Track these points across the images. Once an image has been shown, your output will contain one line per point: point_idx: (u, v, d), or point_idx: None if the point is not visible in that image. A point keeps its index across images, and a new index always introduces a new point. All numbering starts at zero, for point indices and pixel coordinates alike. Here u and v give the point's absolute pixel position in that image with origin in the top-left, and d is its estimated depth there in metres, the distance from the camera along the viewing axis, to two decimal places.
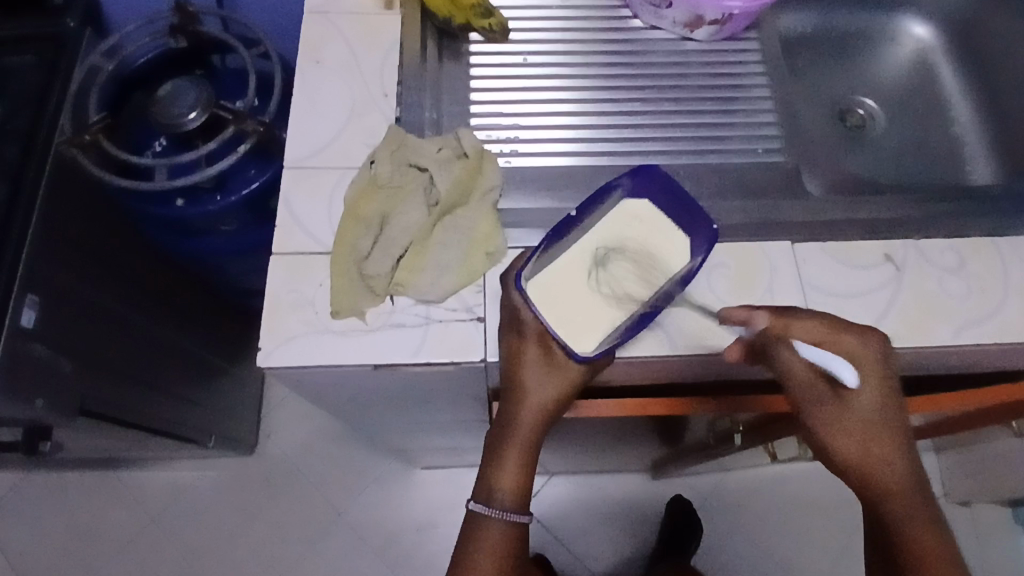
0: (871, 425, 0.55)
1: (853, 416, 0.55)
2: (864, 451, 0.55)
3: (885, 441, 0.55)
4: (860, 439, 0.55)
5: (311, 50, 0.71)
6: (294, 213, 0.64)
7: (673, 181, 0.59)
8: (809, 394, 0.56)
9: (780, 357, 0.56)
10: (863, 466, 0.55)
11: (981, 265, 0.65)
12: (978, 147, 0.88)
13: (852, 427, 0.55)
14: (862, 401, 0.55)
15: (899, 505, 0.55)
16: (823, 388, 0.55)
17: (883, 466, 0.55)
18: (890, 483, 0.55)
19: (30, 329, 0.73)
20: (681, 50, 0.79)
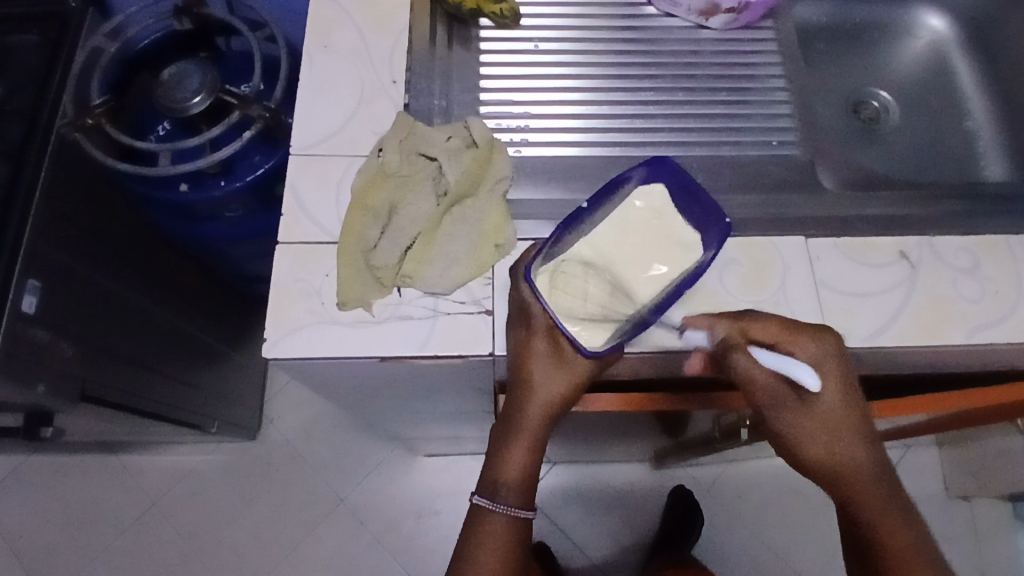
0: (836, 426, 0.55)
1: (817, 418, 0.55)
2: (831, 454, 0.55)
3: (851, 444, 0.55)
4: (825, 441, 0.55)
5: (319, 34, 0.69)
6: (301, 202, 0.63)
7: (688, 175, 0.58)
8: (770, 400, 0.55)
9: (736, 364, 0.55)
10: (830, 464, 0.55)
11: (996, 266, 0.64)
12: (993, 143, 0.86)
13: (816, 430, 0.55)
14: (826, 402, 0.55)
15: (868, 504, 0.54)
16: (783, 394, 0.55)
17: (848, 465, 0.55)
18: (862, 487, 0.54)
19: (31, 315, 0.72)
20: (696, 38, 0.78)
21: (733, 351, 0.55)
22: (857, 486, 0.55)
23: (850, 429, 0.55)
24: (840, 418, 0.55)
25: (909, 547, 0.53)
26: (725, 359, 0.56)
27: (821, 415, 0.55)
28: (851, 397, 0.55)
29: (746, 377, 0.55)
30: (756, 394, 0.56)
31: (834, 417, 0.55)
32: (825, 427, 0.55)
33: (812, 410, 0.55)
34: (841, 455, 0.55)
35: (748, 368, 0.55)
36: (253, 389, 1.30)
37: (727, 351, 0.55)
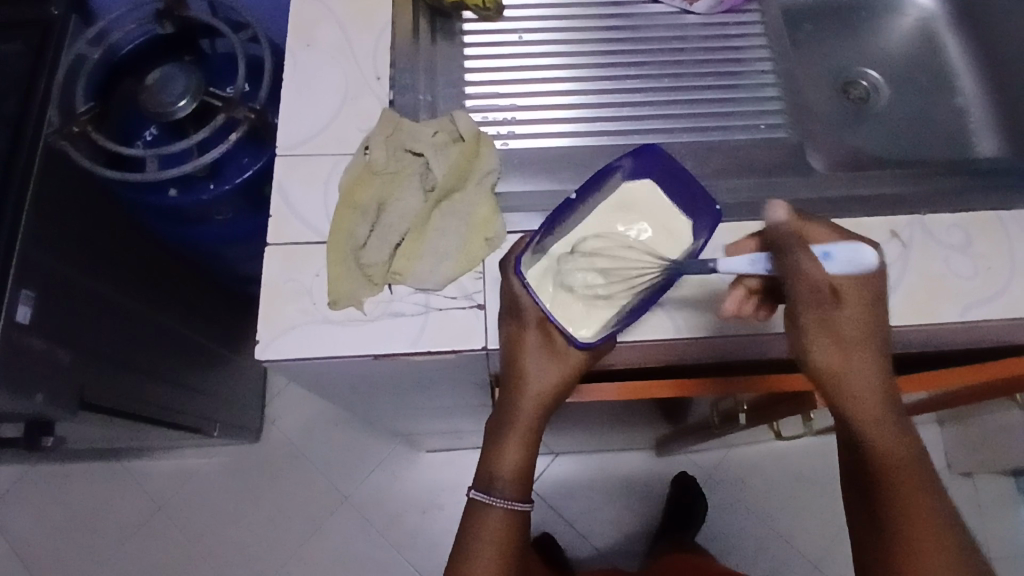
0: (857, 342, 0.53)
1: (839, 330, 0.53)
2: (847, 374, 0.53)
3: (866, 357, 0.53)
4: (842, 355, 0.53)
5: (301, 32, 0.69)
6: (289, 202, 0.62)
7: (676, 161, 0.58)
8: (808, 298, 0.54)
9: (796, 257, 0.54)
10: (840, 373, 0.53)
11: (988, 243, 0.64)
12: (983, 119, 0.86)
13: (835, 342, 0.53)
14: (850, 316, 0.54)
15: (874, 421, 0.53)
16: (819, 295, 0.54)
17: (860, 376, 0.53)
18: (869, 400, 0.53)
19: (27, 325, 0.72)
20: (680, 24, 0.77)
21: (796, 245, 0.54)
22: (870, 408, 0.53)
23: (869, 347, 0.53)
24: (862, 336, 0.53)
25: (913, 478, 0.52)
26: (783, 255, 0.54)
27: (843, 330, 0.53)
28: (877, 317, 0.54)
29: (799, 269, 0.54)
30: (796, 288, 0.54)
31: (856, 333, 0.54)
32: (842, 341, 0.53)
33: (834, 323, 0.54)
34: (854, 372, 0.53)
35: (805, 261, 0.53)
36: (254, 391, 1.30)
37: (790, 245, 0.54)
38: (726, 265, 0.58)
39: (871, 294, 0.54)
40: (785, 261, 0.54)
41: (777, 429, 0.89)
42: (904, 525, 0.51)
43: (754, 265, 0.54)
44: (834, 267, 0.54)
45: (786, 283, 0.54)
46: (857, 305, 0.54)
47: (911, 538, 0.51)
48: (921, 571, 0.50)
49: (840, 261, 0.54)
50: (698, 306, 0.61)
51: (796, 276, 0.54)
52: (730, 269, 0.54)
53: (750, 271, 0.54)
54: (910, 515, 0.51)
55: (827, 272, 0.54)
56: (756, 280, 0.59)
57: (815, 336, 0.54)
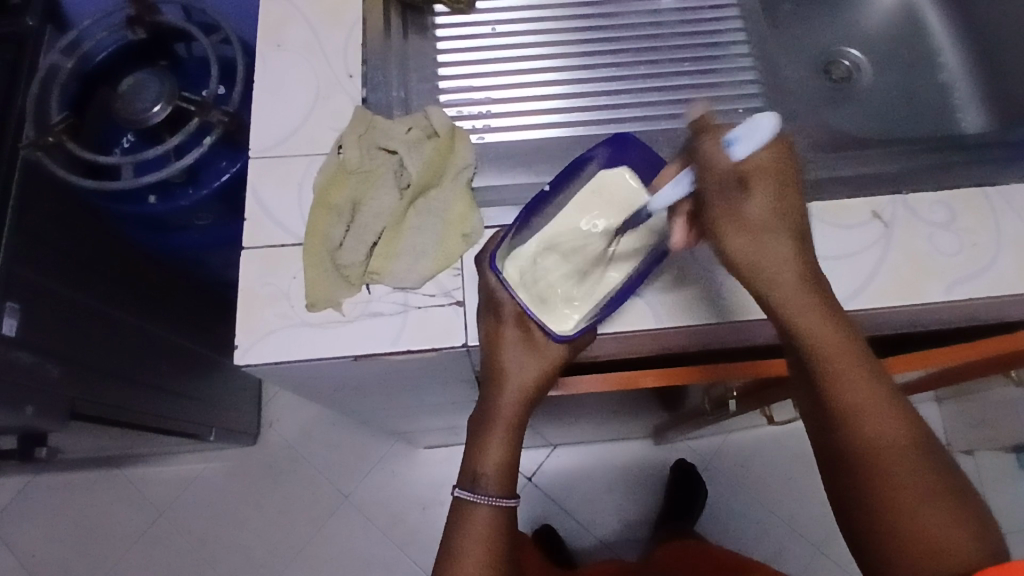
0: (769, 230, 0.52)
1: (749, 219, 0.52)
2: (761, 264, 0.52)
3: (778, 243, 0.52)
4: (756, 245, 0.52)
5: (270, 33, 0.68)
6: (263, 205, 0.62)
7: (652, 149, 0.60)
8: (716, 188, 0.52)
9: (702, 149, 0.52)
10: (754, 263, 0.52)
11: (974, 220, 0.63)
12: (967, 94, 0.85)
13: (746, 233, 0.52)
14: (759, 203, 0.52)
15: (798, 314, 0.51)
16: (727, 184, 0.52)
17: (776, 266, 0.52)
18: (788, 290, 0.51)
19: (14, 337, 0.72)
20: (656, 10, 0.76)
21: (704, 137, 0.52)
22: (791, 300, 0.51)
23: (781, 234, 0.52)
24: (774, 222, 0.52)
25: (849, 366, 0.50)
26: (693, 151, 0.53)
27: (755, 219, 0.52)
28: (786, 199, 0.52)
29: (705, 160, 0.51)
30: (704, 183, 0.52)
31: (767, 220, 0.52)
32: (754, 231, 0.52)
33: (744, 212, 0.52)
34: (772, 263, 0.52)
35: (710, 153, 0.51)
36: (249, 394, 1.30)
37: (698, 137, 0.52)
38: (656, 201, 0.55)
39: (777, 175, 0.52)
40: (695, 157, 0.52)
41: (770, 413, 0.88)
42: (859, 426, 0.49)
43: (677, 186, 0.54)
44: (739, 151, 0.50)
45: (698, 183, 0.52)
46: (766, 187, 0.52)
47: (867, 438, 0.49)
48: (882, 466, 0.48)
49: (743, 144, 0.50)
50: (679, 294, 0.60)
51: (703, 168, 0.52)
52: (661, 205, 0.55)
53: (677, 195, 0.54)
54: (861, 414, 0.49)
55: (733, 160, 0.51)
56: (691, 203, 0.55)
57: (728, 230, 0.52)
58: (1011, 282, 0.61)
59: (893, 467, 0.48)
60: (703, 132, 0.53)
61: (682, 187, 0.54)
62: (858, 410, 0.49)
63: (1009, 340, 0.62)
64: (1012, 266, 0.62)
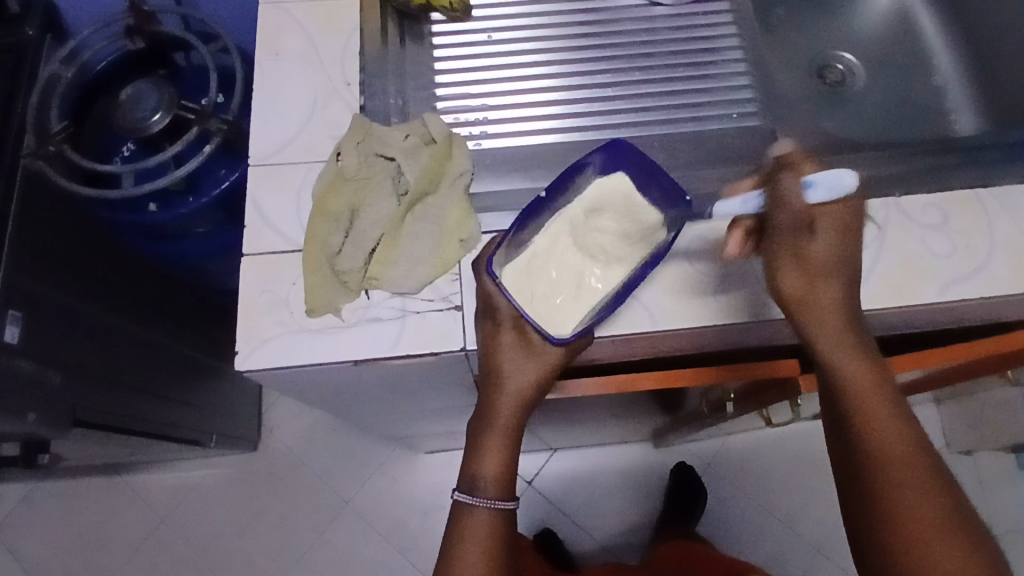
0: (826, 273, 0.55)
1: (810, 260, 0.55)
2: (807, 296, 0.55)
3: (827, 282, 0.55)
4: (810, 287, 0.55)
5: (268, 42, 0.69)
6: (262, 213, 0.62)
7: (648, 156, 0.59)
8: (784, 224, 0.55)
9: (780, 183, 0.55)
10: (800, 295, 0.55)
11: (967, 221, 0.64)
12: (961, 96, 0.86)
13: (803, 269, 0.55)
14: (822, 245, 0.55)
15: (833, 346, 0.54)
16: (800, 222, 0.55)
17: (819, 301, 0.55)
18: (827, 324, 0.54)
19: (16, 345, 0.73)
20: (650, 16, 0.77)
21: (784, 172, 0.55)
22: (829, 334, 0.54)
23: (837, 279, 0.55)
24: (835, 266, 0.55)
25: (878, 401, 0.52)
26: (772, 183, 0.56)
27: (816, 258, 0.55)
28: (849, 247, 0.56)
29: (781, 194, 0.55)
30: (775, 216, 0.55)
31: (829, 263, 0.55)
32: (811, 272, 0.55)
33: (807, 253, 0.55)
34: (819, 301, 0.55)
35: (788, 186, 0.55)
36: (250, 400, 1.31)
37: (777, 172, 0.56)
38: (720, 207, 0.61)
39: (846, 227, 0.56)
40: (771, 187, 0.56)
41: (768, 416, 0.89)
42: (884, 466, 0.50)
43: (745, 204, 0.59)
44: (814, 190, 0.56)
45: (769, 214, 0.56)
46: (834, 234, 0.55)
47: (890, 478, 0.50)
48: (899, 500, 0.49)
49: (819, 183, 0.56)
50: (676, 298, 0.61)
51: (777, 202, 0.55)
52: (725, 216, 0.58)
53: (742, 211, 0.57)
54: (887, 455, 0.51)
55: (808, 196, 0.55)
56: (752, 217, 0.58)
57: (784, 263, 0.55)
58: (1005, 283, 0.62)
59: (911, 507, 0.49)
60: (785, 168, 0.56)
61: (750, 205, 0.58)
62: (885, 451, 0.51)
63: (1005, 339, 0.63)
64: (1005, 267, 0.62)
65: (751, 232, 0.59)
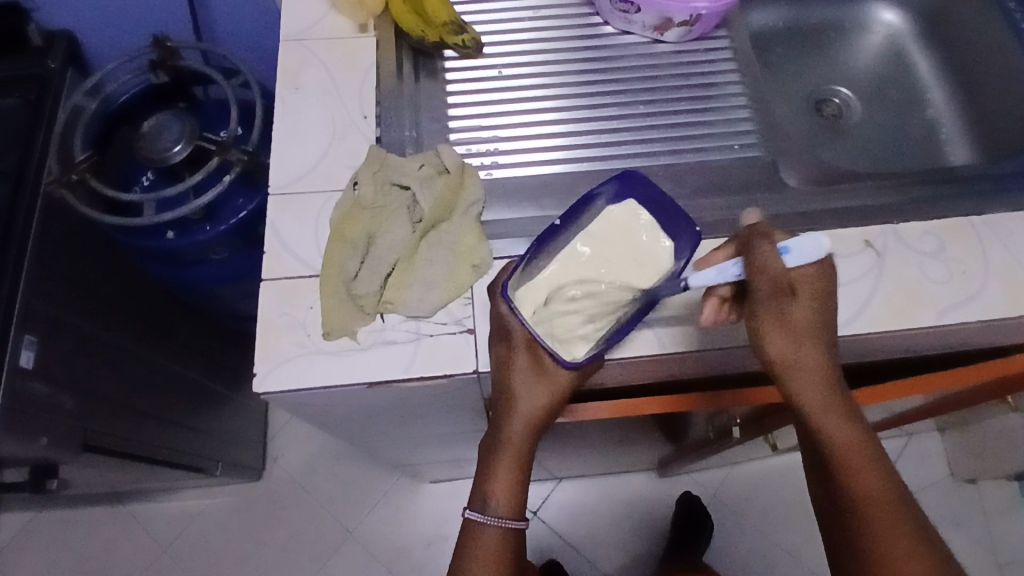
0: (807, 337, 0.53)
1: (794, 324, 0.53)
2: (793, 363, 0.53)
3: (809, 346, 0.53)
4: (795, 352, 0.53)
5: (288, 77, 0.72)
6: (282, 239, 0.65)
7: (656, 185, 0.62)
8: (767, 294, 0.53)
9: (760, 251, 0.53)
10: (785, 362, 0.53)
11: (962, 247, 0.66)
12: (955, 129, 0.89)
13: (788, 335, 0.53)
14: (801, 309, 0.54)
15: (818, 407, 0.53)
16: (780, 289, 0.53)
17: (803, 363, 0.53)
18: (813, 387, 0.53)
19: (30, 369, 0.76)
20: (654, 52, 0.80)
21: (759, 239, 0.53)
22: (813, 397, 0.53)
23: (819, 342, 0.54)
24: (815, 330, 0.54)
25: (860, 454, 0.53)
26: (746, 250, 0.54)
27: (799, 324, 0.53)
28: (827, 313, 0.54)
29: (762, 267, 0.52)
30: (757, 284, 0.53)
31: (809, 328, 0.54)
32: (797, 336, 0.53)
33: (789, 317, 0.53)
34: (804, 366, 0.53)
35: (768, 256, 0.52)
36: (255, 429, 1.31)
37: (754, 239, 0.53)
38: (696, 278, 0.55)
39: (822, 292, 0.55)
40: (747, 256, 0.53)
41: (773, 442, 0.90)
42: (870, 518, 0.52)
43: (722, 273, 0.54)
44: (789, 259, 0.53)
45: (748, 280, 0.53)
46: (810, 300, 0.54)
47: (875, 526, 0.52)
48: (885, 552, 0.52)
49: (795, 252, 0.53)
50: (683, 324, 0.63)
51: (757, 271, 0.52)
52: (700, 284, 0.55)
53: (719, 281, 0.54)
54: (872, 504, 0.52)
55: (786, 266, 0.53)
56: (727, 288, 0.58)
57: (768, 331, 0.53)
58: (1001, 308, 0.64)
59: (892, 551, 0.51)
60: (759, 233, 0.54)
61: (729, 274, 0.54)
62: (867, 501, 0.53)
63: (1008, 362, 0.64)
64: (1000, 293, 0.64)
65: (727, 299, 0.59)
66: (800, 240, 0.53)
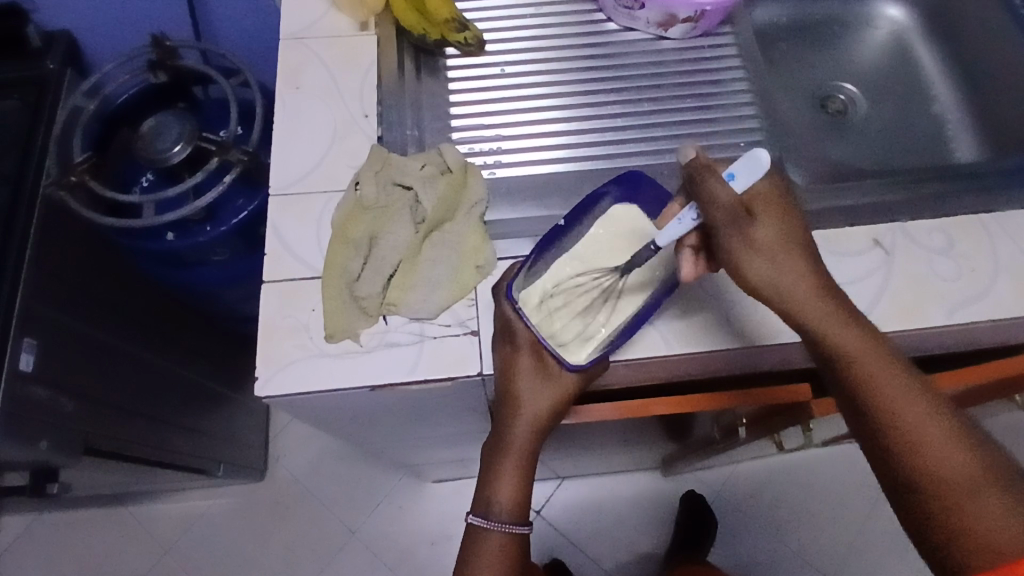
0: (786, 255, 0.53)
1: (761, 244, 0.53)
2: (779, 275, 0.52)
3: (789, 256, 0.53)
4: (774, 267, 0.52)
5: (289, 76, 0.71)
6: (283, 240, 0.64)
7: (662, 187, 0.63)
8: (726, 219, 0.53)
9: (706, 183, 0.53)
10: (773, 273, 0.52)
11: (971, 245, 0.65)
12: (961, 125, 0.88)
13: (760, 254, 0.52)
14: (765, 228, 0.53)
15: (811, 313, 0.51)
16: (737, 215, 0.53)
17: (789, 273, 0.52)
18: (803, 295, 0.52)
19: (30, 372, 0.75)
20: (657, 49, 0.80)
21: (703, 171, 0.53)
22: (805, 304, 0.52)
23: (795, 254, 0.53)
24: (784, 245, 0.53)
25: (869, 357, 0.50)
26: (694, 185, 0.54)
27: (765, 244, 0.53)
28: (794, 230, 0.54)
29: (709, 198, 0.53)
30: (711, 217, 0.53)
31: (777, 244, 0.53)
32: (770, 255, 0.53)
33: (754, 236, 0.53)
34: (789, 278, 0.52)
35: (710, 186, 0.53)
36: (257, 430, 1.30)
37: (697, 174, 0.53)
38: (662, 237, 0.57)
39: (782, 209, 0.54)
40: (697, 195, 0.54)
41: (780, 441, 0.89)
42: (902, 419, 0.47)
43: (682, 222, 0.55)
44: (738, 186, 0.53)
45: (705, 217, 0.54)
46: (773, 219, 0.54)
47: (907, 429, 0.47)
48: (926, 452, 0.46)
49: (741, 178, 0.53)
50: (689, 323, 0.62)
51: (709, 203, 0.53)
52: (666, 237, 0.56)
53: (682, 229, 0.56)
54: (897, 405, 0.48)
55: (735, 192, 0.53)
56: (694, 237, 0.58)
57: (741, 254, 0.53)
58: (1011, 306, 0.63)
59: (949, 472, 0.45)
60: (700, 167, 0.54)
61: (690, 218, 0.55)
62: (892, 403, 0.48)
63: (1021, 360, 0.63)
64: (1010, 291, 0.63)
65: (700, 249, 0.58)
66: (738, 164, 0.53)
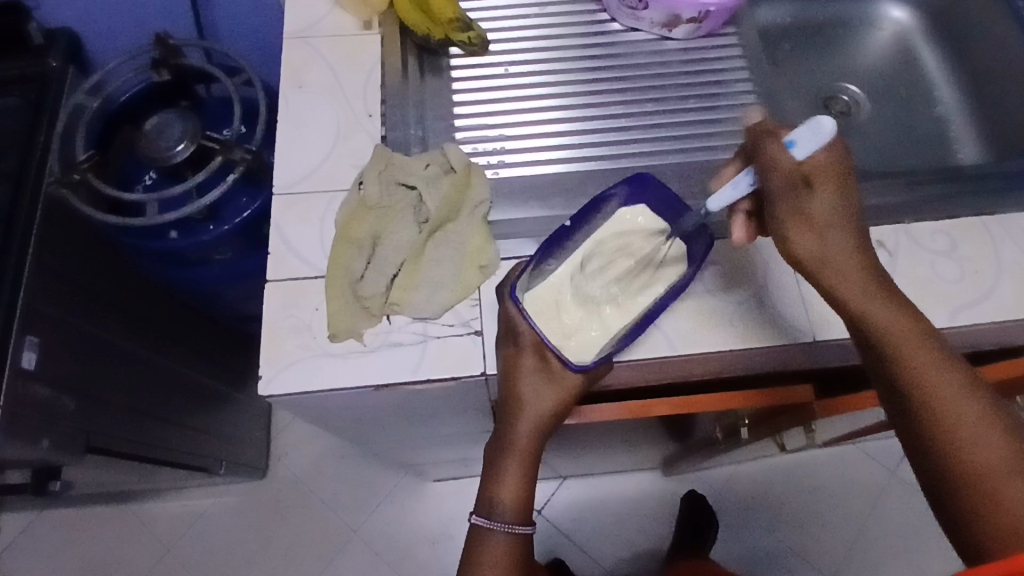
0: (834, 229, 0.53)
1: (813, 217, 0.53)
2: (823, 250, 0.53)
3: (834, 231, 0.53)
4: (820, 242, 0.53)
5: (293, 75, 0.71)
6: (286, 240, 0.64)
7: (667, 188, 0.63)
8: (782, 188, 0.53)
9: (767, 148, 0.55)
10: (815, 248, 0.53)
11: (974, 247, 0.65)
12: (964, 127, 0.88)
13: (810, 227, 0.53)
14: (822, 200, 0.53)
15: (850, 289, 0.52)
16: (794, 185, 0.53)
17: (831, 248, 0.53)
18: (845, 271, 0.52)
19: (32, 371, 0.75)
20: (661, 50, 0.80)
21: (767, 138, 0.55)
22: (847, 279, 0.52)
23: (843, 229, 0.53)
24: (837, 219, 0.53)
25: (906, 336, 0.50)
26: (756, 150, 0.56)
27: (821, 217, 0.53)
28: (849, 204, 0.54)
29: (770, 163, 0.54)
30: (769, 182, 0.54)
31: (831, 217, 0.53)
32: (820, 230, 0.53)
33: (808, 209, 0.53)
34: (835, 254, 0.53)
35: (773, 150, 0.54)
36: (259, 428, 1.31)
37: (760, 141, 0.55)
38: (713, 202, 0.57)
39: (841, 181, 0.54)
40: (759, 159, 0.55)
41: (781, 442, 0.89)
42: (933, 397, 0.48)
43: (736, 187, 0.57)
44: (801, 152, 0.53)
45: (762, 182, 0.55)
46: (831, 191, 0.53)
47: (939, 408, 0.47)
48: (956, 432, 0.46)
49: (805, 144, 0.53)
50: (693, 324, 0.62)
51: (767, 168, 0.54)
52: (718, 203, 0.57)
53: (735, 195, 0.57)
54: (930, 383, 0.48)
55: (797, 158, 0.53)
56: (749, 203, 0.59)
57: (792, 226, 0.53)
58: (1014, 309, 0.63)
59: (979, 454, 0.45)
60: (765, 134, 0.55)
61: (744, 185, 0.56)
62: (925, 381, 0.48)
63: None
64: (1013, 294, 0.63)
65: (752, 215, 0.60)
66: (801, 130, 0.53)
